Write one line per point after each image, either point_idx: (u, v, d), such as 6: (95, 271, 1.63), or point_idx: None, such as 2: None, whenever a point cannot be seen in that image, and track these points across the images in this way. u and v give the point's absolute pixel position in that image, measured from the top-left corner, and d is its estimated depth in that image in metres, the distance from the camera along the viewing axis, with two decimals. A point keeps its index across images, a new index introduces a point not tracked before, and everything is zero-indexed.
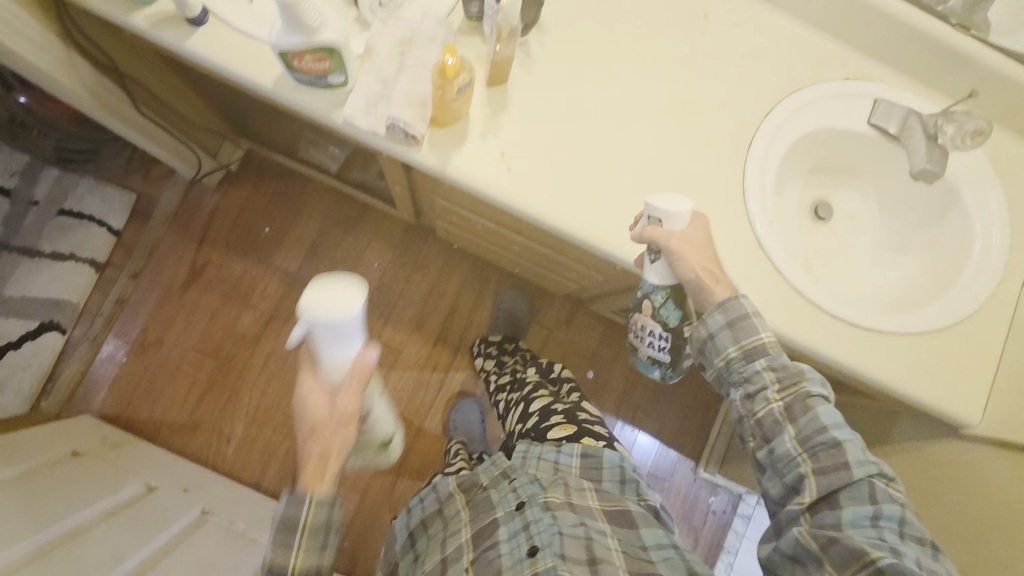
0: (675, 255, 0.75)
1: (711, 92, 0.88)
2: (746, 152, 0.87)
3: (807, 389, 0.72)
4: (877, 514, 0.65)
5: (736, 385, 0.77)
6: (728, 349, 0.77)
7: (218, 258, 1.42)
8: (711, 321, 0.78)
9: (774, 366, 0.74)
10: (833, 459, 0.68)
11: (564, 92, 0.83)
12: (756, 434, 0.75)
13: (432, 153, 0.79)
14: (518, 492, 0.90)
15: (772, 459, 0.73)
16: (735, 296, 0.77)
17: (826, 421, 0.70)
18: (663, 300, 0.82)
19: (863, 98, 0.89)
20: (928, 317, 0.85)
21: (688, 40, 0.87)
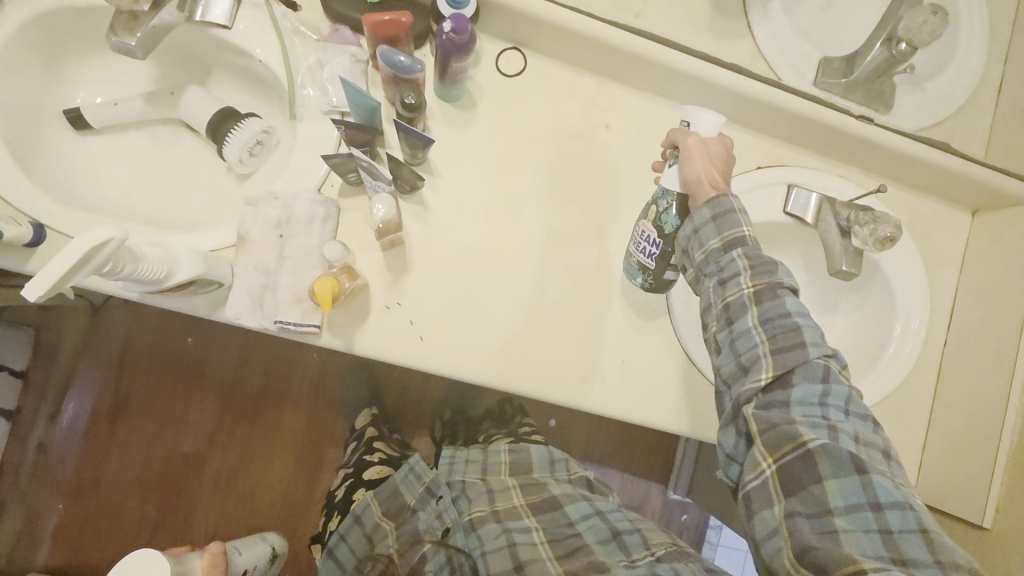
0: (687, 175, 0.67)
1: (624, 205, 0.83)
2: None
3: (780, 279, 0.63)
4: (826, 393, 0.60)
5: (707, 274, 0.66)
6: (710, 241, 0.65)
7: (144, 382, 1.35)
8: (697, 216, 0.66)
9: (752, 256, 0.64)
10: (791, 340, 0.60)
11: (468, 237, 0.78)
12: (712, 274, 0.65)
13: (334, 336, 0.73)
14: (443, 517, 1.00)
15: (731, 336, 0.63)
16: (732, 195, 0.65)
17: (790, 308, 0.62)
18: (666, 206, 0.70)
19: (777, 186, 0.87)
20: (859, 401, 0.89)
21: (590, 156, 0.83)
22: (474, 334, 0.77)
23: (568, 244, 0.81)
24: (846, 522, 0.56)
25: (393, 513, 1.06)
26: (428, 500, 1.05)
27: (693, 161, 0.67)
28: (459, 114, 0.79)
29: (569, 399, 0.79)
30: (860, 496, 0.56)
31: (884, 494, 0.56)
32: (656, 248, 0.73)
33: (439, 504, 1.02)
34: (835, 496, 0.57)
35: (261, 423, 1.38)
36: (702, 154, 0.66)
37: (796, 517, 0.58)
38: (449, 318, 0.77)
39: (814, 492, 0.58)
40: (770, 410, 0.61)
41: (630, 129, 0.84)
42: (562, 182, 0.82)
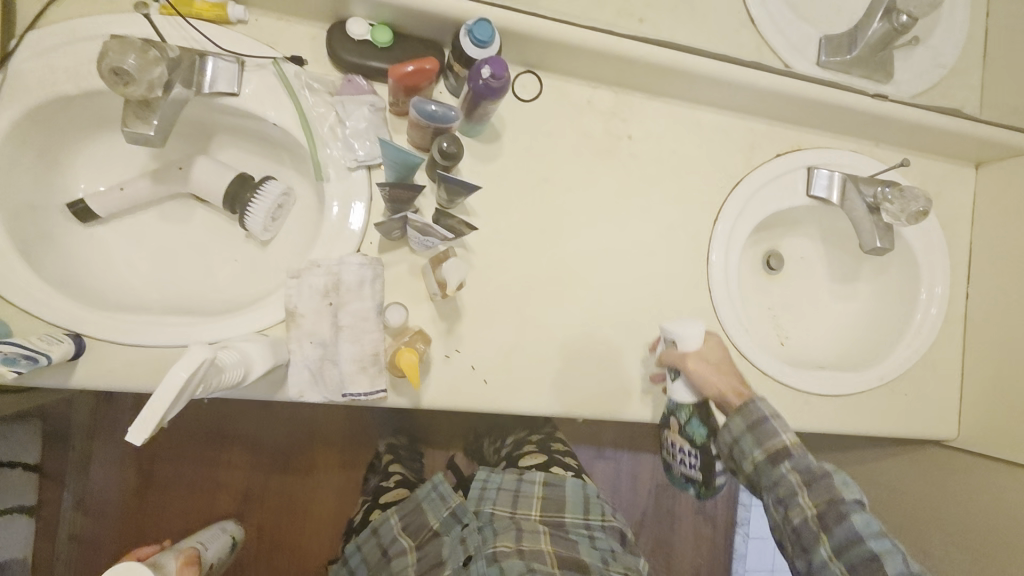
0: (701, 386, 0.74)
1: (658, 212, 0.83)
2: (707, 264, 0.85)
3: (842, 493, 0.67)
4: None
5: (767, 489, 0.71)
6: (753, 452, 0.72)
7: (177, 456, 1.30)
8: (733, 425, 0.73)
9: (802, 468, 0.70)
10: (872, 574, 0.63)
11: (515, 271, 0.77)
12: (771, 491, 0.71)
13: (399, 395, 0.72)
14: (466, 544, 1.01)
15: (808, 567, 0.68)
16: (755, 399, 0.73)
17: (862, 530, 0.65)
18: (688, 416, 0.76)
19: (797, 171, 0.89)
20: (899, 361, 0.93)
21: (620, 169, 0.82)
22: (537, 365, 0.78)
23: (612, 261, 0.81)
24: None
25: (414, 531, 1.04)
26: (451, 523, 1.04)
27: (703, 377, 0.74)
28: (486, 147, 0.76)
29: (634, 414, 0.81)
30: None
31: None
32: (697, 458, 0.76)
33: (463, 531, 1.03)
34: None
35: (299, 485, 1.35)
36: (710, 372, 0.74)
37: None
38: (510, 355, 0.77)
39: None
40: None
41: (654, 135, 0.83)
42: (597, 199, 0.81)
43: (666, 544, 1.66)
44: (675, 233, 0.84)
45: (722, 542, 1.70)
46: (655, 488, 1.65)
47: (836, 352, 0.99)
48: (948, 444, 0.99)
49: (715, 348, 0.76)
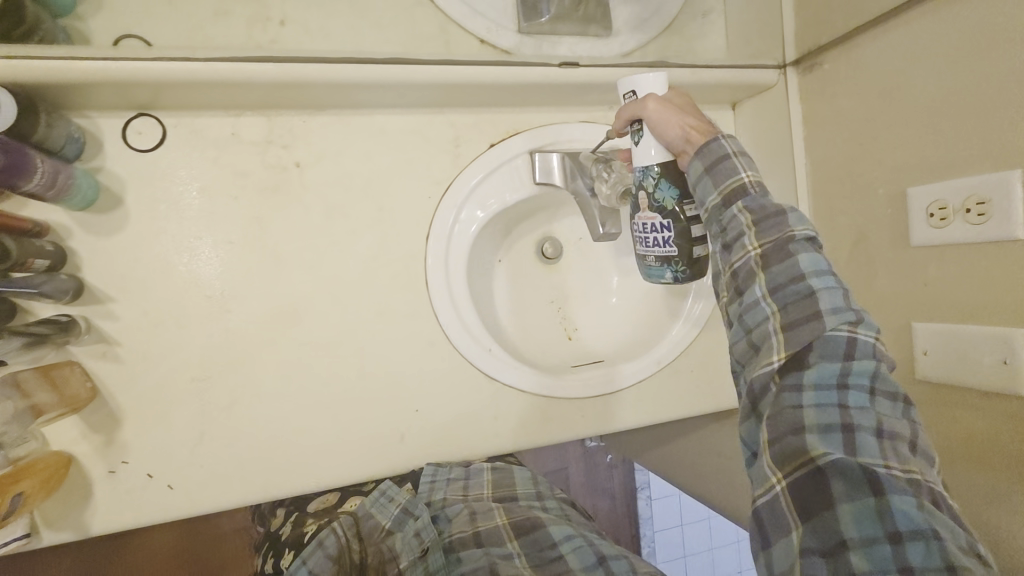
0: (665, 139, 0.61)
1: (354, 244, 0.73)
2: (427, 287, 0.75)
3: (791, 231, 0.53)
4: (848, 372, 0.48)
5: (715, 238, 0.58)
6: (708, 199, 0.58)
7: None
8: (691, 173, 0.60)
9: (755, 208, 0.55)
10: (804, 310, 0.50)
11: (182, 352, 0.66)
12: (718, 238, 0.57)
13: (54, 530, 0.62)
14: (423, 536, 0.74)
15: (740, 310, 0.54)
16: (720, 136, 0.58)
17: (804, 267, 0.51)
18: (655, 180, 0.65)
19: (516, 159, 0.79)
20: (673, 340, 0.88)
21: (294, 205, 0.70)
22: (236, 452, 0.68)
23: (307, 312, 0.71)
24: (847, 517, 0.44)
25: (362, 534, 0.75)
26: (406, 519, 0.76)
27: (664, 129, 0.61)
28: (106, 219, 0.64)
29: (371, 471, 0.73)
30: (877, 526, 0.44)
31: (903, 519, 0.43)
32: (668, 230, 0.66)
33: (417, 523, 0.75)
34: (848, 524, 0.44)
35: None
36: (667, 117, 0.61)
37: (801, 491, 0.46)
38: (197, 449, 0.66)
39: (815, 485, 0.46)
40: (779, 408, 0.49)
41: (329, 157, 0.72)
42: (271, 246, 0.70)
43: None
44: (381, 261, 0.74)
45: (623, 509, 1.71)
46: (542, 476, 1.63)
47: (624, 335, 0.93)
48: None
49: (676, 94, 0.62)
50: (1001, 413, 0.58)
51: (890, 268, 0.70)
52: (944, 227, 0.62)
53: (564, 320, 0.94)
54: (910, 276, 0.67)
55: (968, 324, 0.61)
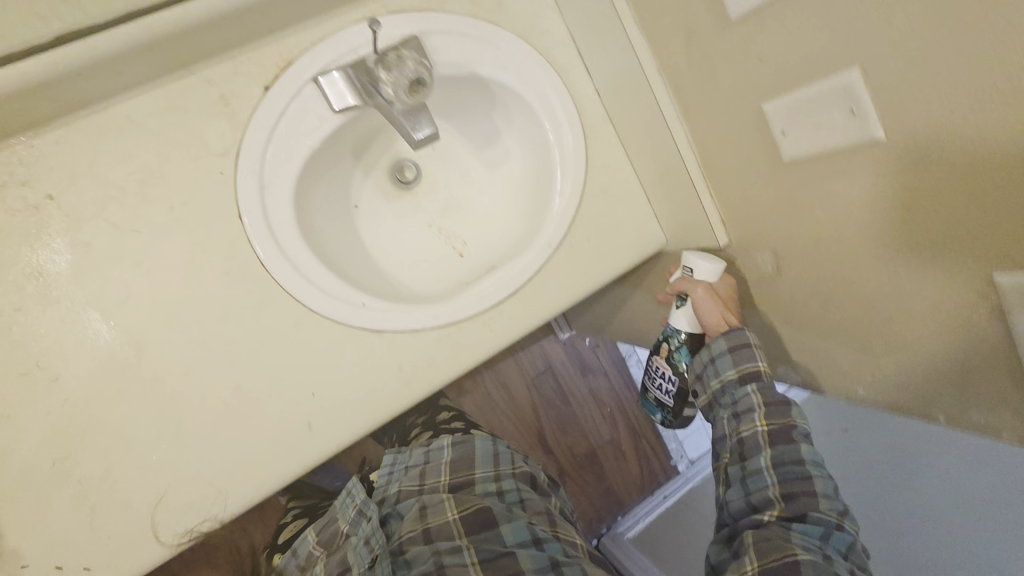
0: (703, 316, 0.78)
1: (161, 254, 0.64)
2: (263, 265, 0.68)
3: (795, 420, 0.72)
4: (828, 535, 0.66)
5: (725, 404, 0.76)
6: (726, 373, 0.76)
7: None
8: (715, 346, 0.77)
9: (764, 391, 0.74)
10: (802, 485, 0.68)
11: (28, 439, 0.60)
12: (729, 405, 0.76)
13: None
14: (372, 543, 0.83)
15: (743, 472, 0.71)
16: (743, 326, 0.76)
17: (806, 457, 0.70)
18: (678, 344, 0.85)
19: (301, 93, 0.68)
20: (559, 218, 0.80)
21: (71, 241, 0.61)
22: (141, 508, 0.64)
23: (146, 347, 0.64)
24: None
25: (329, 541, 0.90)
26: (359, 520, 0.88)
27: (706, 310, 0.77)
28: None
29: (291, 472, 0.69)
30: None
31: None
32: (673, 382, 0.87)
33: (369, 526, 0.86)
34: None
35: None
36: (709, 303, 0.77)
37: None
38: (99, 524, 0.63)
39: (796, 573, 0.59)
40: (774, 528, 0.66)
41: (84, 176, 0.62)
42: (71, 296, 0.62)
43: (573, 420, 1.71)
44: (202, 262, 0.66)
45: (618, 380, 1.76)
46: (530, 381, 1.67)
47: (513, 230, 0.89)
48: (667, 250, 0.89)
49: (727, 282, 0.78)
50: (866, 166, 0.54)
51: (727, 58, 0.62)
52: None
53: (450, 239, 0.89)
54: (745, 59, 0.60)
55: (809, 83, 0.55)
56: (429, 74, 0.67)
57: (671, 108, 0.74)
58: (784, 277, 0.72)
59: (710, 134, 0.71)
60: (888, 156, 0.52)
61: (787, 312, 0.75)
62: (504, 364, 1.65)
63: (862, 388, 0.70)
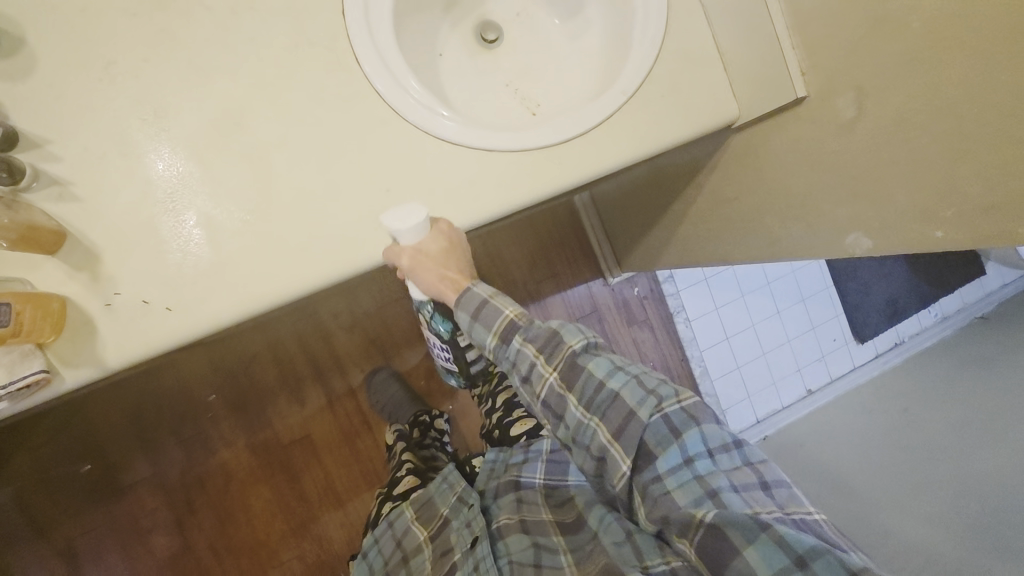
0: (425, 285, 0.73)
1: (269, 34, 0.70)
2: (356, 60, 0.72)
3: (571, 346, 0.68)
4: (691, 455, 0.64)
5: (508, 370, 0.71)
6: (487, 341, 0.71)
7: (102, 527, 1.31)
8: (462, 321, 0.72)
9: (531, 339, 0.69)
10: (620, 412, 0.65)
11: (136, 178, 0.66)
12: (514, 371, 0.70)
13: (77, 369, 0.64)
14: (472, 524, 0.93)
15: (571, 432, 0.68)
16: (472, 286, 0.72)
17: (600, 375, 0.67)
18: (431, 313, 0.90)
19: None
20: (636, 69, 0.82)
21: (195, 9, 0.68)
22: (222, 266, 0.68)
23: (247, 115, 0.69)
24: (757, 557, 0.57)
25: (427, 521, 0.99)
26: (461, 508, 0.97)
27: (421, 273, 0.72)
28: (15, 63, 0.63)
29: (361, 260, 0.73)
30: (783, 557, 0.56)
31: (798, 544, 0.56)
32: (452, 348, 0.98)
33: (470, 513, 0.95)
34: (761, 564, 0.57)
35: (244, 524, 1.37)
36: (426, 266, 0.71)
37: (711, 548, 0.60)
38: (184, 269, 0.67)
39: (719, 540, 0.59)
40: (653, 496, 0.65)
41: None
42: (189, 59, 0.68)
43: None
44: (304, 49, 0.71)
45: (665, 336, 1.72)
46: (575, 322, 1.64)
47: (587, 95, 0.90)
48: (742, 125, 0.89)
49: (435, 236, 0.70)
50: None
51: None
52: None
53: (525, 100, 0.91)
54: None
55: None
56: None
57: None
58: (863, 120, 0.71)
59: None
60: None
61: (862, 164, 0.73)
62: (551, 299, 1.62)
63: (940, 229, 0.66)
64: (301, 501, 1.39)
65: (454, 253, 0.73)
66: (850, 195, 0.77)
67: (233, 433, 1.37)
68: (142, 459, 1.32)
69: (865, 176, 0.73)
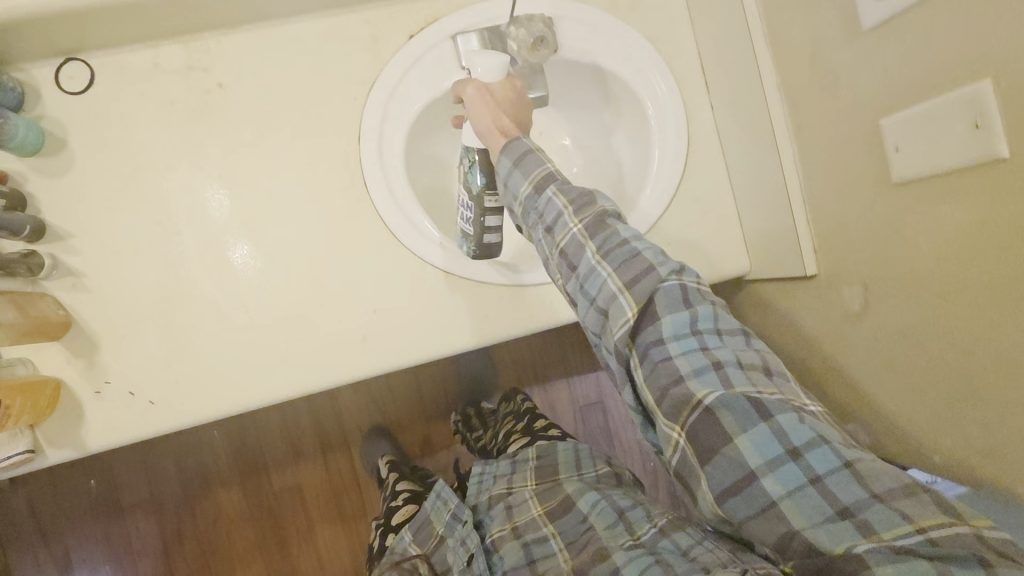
0: (478, 126, 0.68)
1: (287, 154, 0.74)
2: (365, 185, 0.75)
3: (603, 206, 0.59)
4: (695, 319, 0.55)
5: (534, 224, 0.62)
6: (519, 189, 0.63)
7: (96, 537, 1.36)
8: (500, 168, 0.65)
9: (564, 191, 0.60)
10: (635, 267, 0.56)
11: (143, 276, 0.71)
12: (538, 224, 0.62)
13: (59, 446, 0.69)
14: (468, 542, 0.83)
15: (579, 283, 0.58)
16: (521, 136, 0.65)
17: (625, 234, 0.58)
18: (470, 163, 0.71)
19: (439, 46, 0.76)
20: (643, 214, 0.80)
21: (222, 126, 0.72)
22: (208, 367, 0.72)
23: (254, 227, 0.73)
24: (748, 446, 0.50)
25: (422, 541, 0.85)
26: (455, 524, 0.85)
27: (478, 108, 0.68)
28: (53, 161, 0.69)
29: (340, 374, 0.75)
30: (777, 448, 0.50)
31: (796, 435, 0.50)
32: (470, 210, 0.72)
33: (465, 530, 0.84)
34: (749, 449, 0.50)
35: (227, 562, 1.40)
36: (484, 99, 0.68)
37: (707, 435, 0.51)
38: (172, 366, 0.71)
39: (718, 429, 0.51)
40: (653, 366, 0.55)
41: (247, 75, 0.72)
42: (209, 170, 0.72)
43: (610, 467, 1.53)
44: (317, 169, 0.74)
45: None
46: (578, 412, 1.50)
47: None
48: (752, 277, 0.86)
49: (506, 85, 0.70)
50: (977, 191, 0.51)
51: (852, 70, 0.61)
52: None
53: None
54: (866, 71, 0.59)
55: (932, 99, 0.53)
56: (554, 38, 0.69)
57: (782, 125, 0.73)
58: (872, 319, 0.66)
59: (818, 154, 0.69)
60: (1004, 180, 0.48)
61: (866, 360, 0.69)
62: (556, 384, 1.50)
63: (937, 455, 0.62)
64: (285, 548, 1.41)
65: (517, 109, 0.71)
66: (850, 384, 0.73)
67: (231, 465, 1.40)
68: (144, 478, 1.38)
69: (867, 371, 0.69)
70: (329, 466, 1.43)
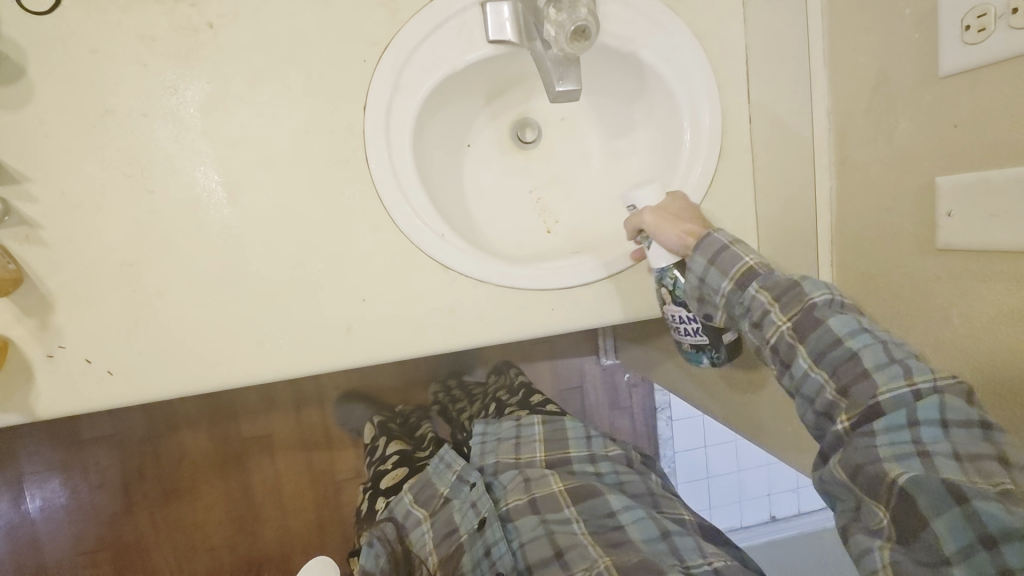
0: (674, 242, 0.66)
1: (281, 115, 0.66)
2: (366, 162, 0.68)
3: (812, 298, 0.54)
4: (914, 412, 0.47)
5: (740, 320, 0.59)
6: (721, 286, 0.61)
7: (49, 470, 1.32)
8: (694, 266, 0.63)
9: (770, 286, 0.57)
10: (852, 372, 0.50)
11: (108, 235, 0.64)
12: (744, 318, 0.59)
13: (6, 407, 0.64)
14: (479, 505, 0.76)
15: (794, 383, 0.54)
16: (713, 231, 0.63)
17: (839, 332, 0.52)
18: (675, 280, 0.69)
19: (466, 13, 0.68)
20: None
21: (208, 74, 0.63)
22: (174, 341, 0.66)
23: (237, 194, 0.66)
24: (940, 529, 0.42)
25: (426, 502, 0.79)
26: (462, 486, 0.79)
27: (665, 233, 0.67)
28: (10, 91, 0.60)
29: (316, 363, 0.70)
30: (968, 534, 0.41)
31: (995, 522, 0.41)
32: (696, 321, 0.71)
33: (474, 493, 0.77)
34: (943, 536, 0.42)
35: (185, 506, 1.37)
36: (668, 221, 0.66)
37: (898, 515, 0.44)
38: (134, 337, 0.65)
39: (901, 503, 0.44)
40: (852, 447, 0.49)
41: (242, 18, 0.63)
42: (191, 123, 0.64)
43: None
44: (313, 137, 0.67)
45: (644, 429, 1.51)
46: (557, 393, 1.47)
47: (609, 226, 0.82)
48: None
49: (676, 200, 0.68)
50: None
51: (921, 114, 0.56)
52: (984, 42, 0.48)
53: (544, 211, 0.82)
54: (938, 118, 0.54)
55: (1008, 166, 0.48)
56: (595, 26, 0.61)
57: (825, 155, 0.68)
58: None
59: (860, 194, 0.64)
60: None
61: None
62: (540, 364, 1.46)
63: None
64: (246, 498, 1.39)
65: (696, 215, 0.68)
66: None
67: (196, 411, 1.36)
68: (104, 414, 1.33)
69: None
70: (299, 422, 1.40)
